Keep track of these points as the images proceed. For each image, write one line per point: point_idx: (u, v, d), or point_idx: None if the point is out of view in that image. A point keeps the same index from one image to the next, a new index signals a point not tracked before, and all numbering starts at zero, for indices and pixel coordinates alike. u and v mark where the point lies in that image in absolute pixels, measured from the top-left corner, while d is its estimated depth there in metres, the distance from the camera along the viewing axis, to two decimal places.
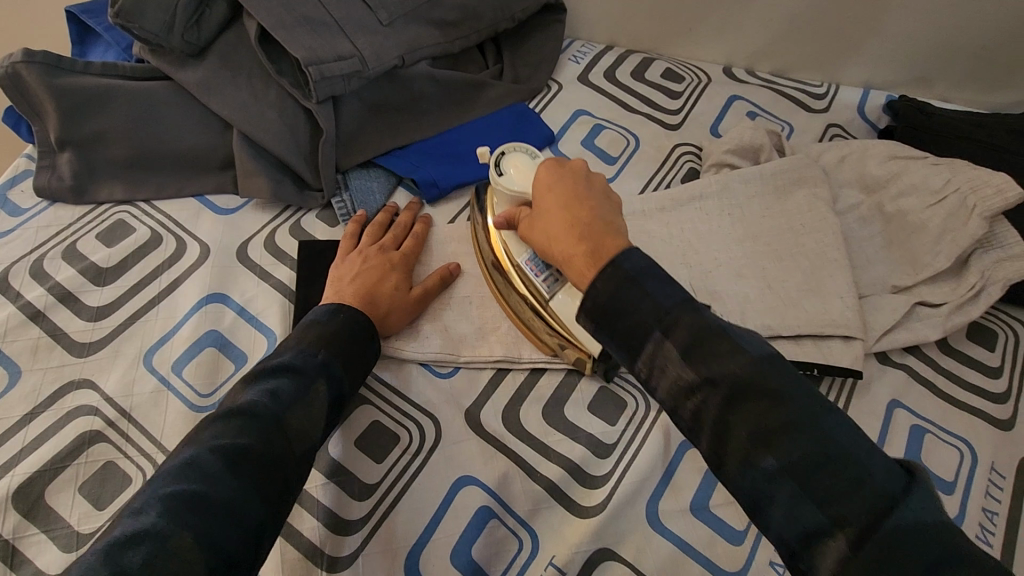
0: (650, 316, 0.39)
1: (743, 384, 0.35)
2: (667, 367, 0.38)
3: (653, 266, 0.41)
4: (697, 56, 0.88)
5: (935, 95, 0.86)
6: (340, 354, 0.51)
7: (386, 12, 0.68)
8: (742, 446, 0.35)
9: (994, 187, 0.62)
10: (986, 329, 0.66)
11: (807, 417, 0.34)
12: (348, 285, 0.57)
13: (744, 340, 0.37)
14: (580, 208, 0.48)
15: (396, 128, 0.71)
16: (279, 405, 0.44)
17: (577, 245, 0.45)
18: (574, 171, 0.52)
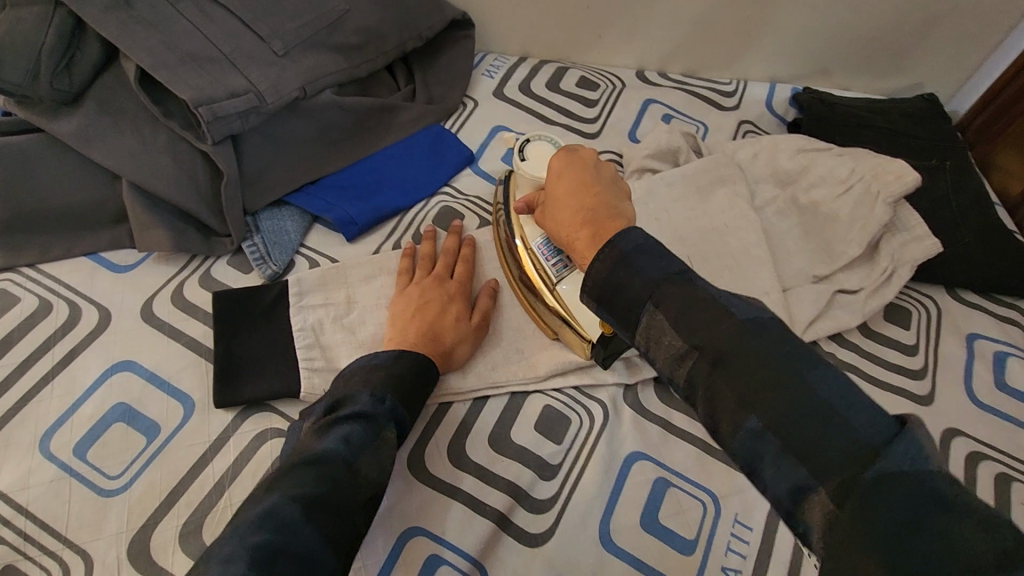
0: (642, 288, 0.39)
1: (688, 300, 0.37)
2: (660, 338, 0.38)
3: (653, 245, 0.41)
4: (610, 62, 0.88)
5: (835, 84, 0.90)
6: (407, 396, 0.51)
7: (281, 41, 0.64)
8: (705, 382, 0.36)
9: (893, 173, 0.66)
10: (901, 309, 0.69)
11: (777, 360, 0.34)
12: (411, 324, 0.56)
13: (730, 302, 0.37)
14: (589, 195, 0.48)
15: (305, 162, 0.67)
16: (352, 451, 0.45)
17: (579, 227, 0.47)
18: (582, 160, 0.52)
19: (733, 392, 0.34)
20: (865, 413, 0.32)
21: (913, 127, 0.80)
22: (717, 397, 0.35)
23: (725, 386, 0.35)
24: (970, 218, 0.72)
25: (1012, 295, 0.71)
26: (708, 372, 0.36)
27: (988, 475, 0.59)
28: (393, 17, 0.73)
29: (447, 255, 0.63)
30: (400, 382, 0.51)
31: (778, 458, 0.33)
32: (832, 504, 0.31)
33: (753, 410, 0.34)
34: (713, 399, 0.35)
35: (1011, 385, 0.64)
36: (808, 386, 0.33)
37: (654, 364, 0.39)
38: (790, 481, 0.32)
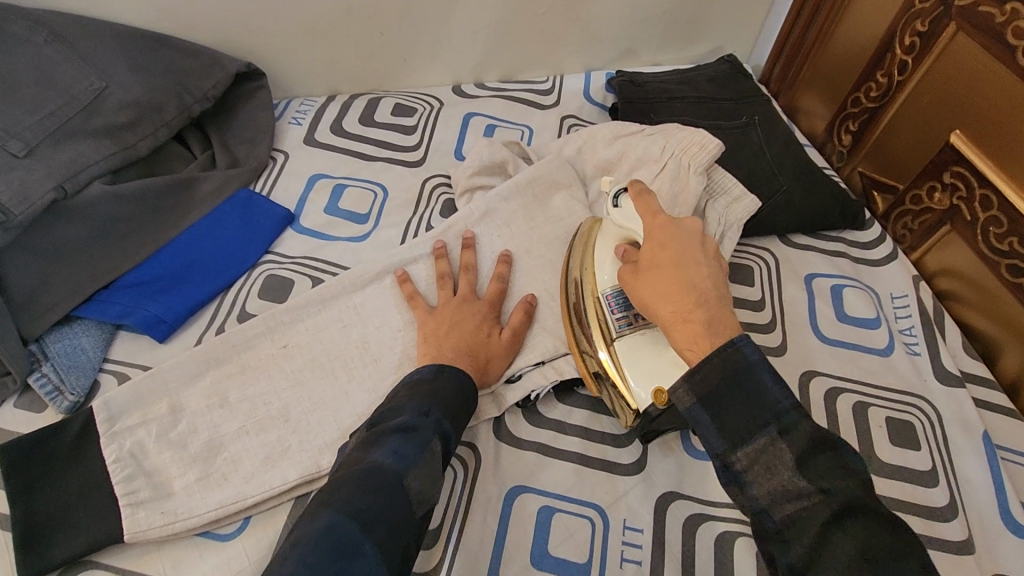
0: (762, 412, 0.41)
1: (815, 440, 0.39)
2: (774, 469, 0.40)
3: (769, 363, 0.42)
4: (424, 82, 0.86)
5: (645, 62, 0.93)
6: (448, 410, 0.49)
7: (20, 142, 0.57)
8: (821, 527, 0.37)
9: (698, 144, 0.68)
10: (743, 266, 0.72)
11: (895, 525, 0.36)
12: (448, 340, 0.56)
13: (848, 455, 0.39)
14: (695, 274, 0.46)
15: (89, 267, 0.59)
16: (404, 463, 0.43)
17: (693, 309, 0.44)
18: (692, 232, 0.49)
19: (847, 550, 0.35)
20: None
21: (720, 90, 0.84)
22: (831, 545, 0.36)
23: (844, 541, 0.35)
24: (784, 166, 0.76)
25: (835, 228, 0.75)
26: (828, 517, 0.37)
27: (847, 407, 0.61)
28: (164, 85, 0.67)
29: (466, 272, 0.63)
30: (442, 397, 0.50)
31: None
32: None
33: (867, 568, 0.34)
34: (816, 549, 0.36)
35: (850, 314, 0.68)
36: (920, 551, 0.34)
37: (748, 490, 0.41)
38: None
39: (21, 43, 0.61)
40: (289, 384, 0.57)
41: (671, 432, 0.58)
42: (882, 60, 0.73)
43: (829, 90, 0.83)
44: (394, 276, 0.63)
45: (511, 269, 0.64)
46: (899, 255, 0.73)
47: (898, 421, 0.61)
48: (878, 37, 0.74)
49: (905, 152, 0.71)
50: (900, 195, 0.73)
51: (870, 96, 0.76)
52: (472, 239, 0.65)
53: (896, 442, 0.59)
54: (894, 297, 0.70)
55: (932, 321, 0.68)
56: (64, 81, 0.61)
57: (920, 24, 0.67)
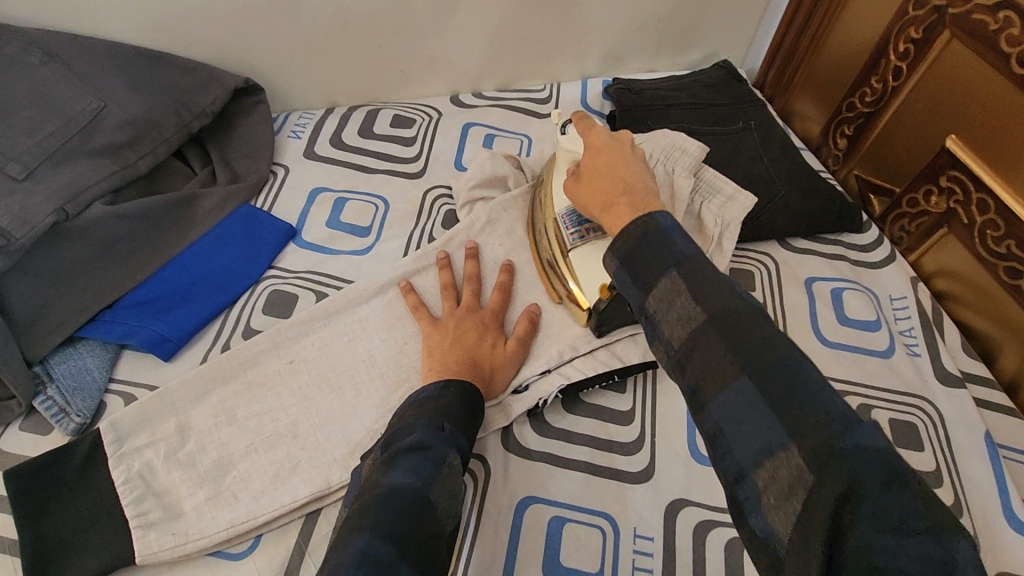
0: (669, 260, 0.39)
1: (711, 278, 0.37)
2: (674, 302, 0.37)
3: (681, 227, 0.41)
4: (422, 93, 0.86)
5: (641, 68, 0.93)
6: (458, 425, 0.49)
7: (20, 163, 0.56)
8: (707, 349, 0.35)
9: (680, 147, 0.68)
10: (744, 271, 0.72)
11: (773, 342, 0.33)
12: (452, 353, 0.56)
13: (743, 290, 0.36)
14: (625, 168, 0.50)
15: (92, 288, 0.59)
16: (423, 480, 0.42)
17: (621, 196, 0.48)
18: (625, 142, 0.54)
19: (731, 357, 0.34)
20: (829, 393, 0.31)
21: (716, 96, 0.84)
22: (719, 370, 0.34)
23: (729, 356, 0.34)
24: (782, 170, 0.77)
25: (833, 231, 0.76)
26: (716, 340, 0.35)
27: None
28: (162, 101, 0.67)
29: (470, 283, 0.63)
30: (450, 412, 0.50)
31: (762, 438, 0.32)
32: (805, 460, 0.29)
33: (751, 379, 0.33)
34: (706, 373, 0.35)
35: (850, 317, 0.69)
36: (796, 370, 0.32)
37: (657, 330, 0.38)
38: (761, 445, 0.32)
39: (18, 62, 0.61)
40: (297, 400, 0.57)
41: (678, 439, 0.58)
42: (876, 66, 0.75)
43: (823, 95, 0.84)
44: (398, 288, 0.63)
45: (512, 279, 0.64)
46: (897, 256, 0.74)
47: (901, 422, 0.61)
48: (871, 43, 0.75)
49: (901, 156, 0.72)
50: (897, 199, 0.74)
51: (864, 101, 0.77)
52: (475, 249, 0.65)
53: (900, 444, 0.60)
54: (893, 298, 0.71)
55: (932, 323, 0.69)
56: (62, 99, 0.61)
57: (913, 31, 0.68)
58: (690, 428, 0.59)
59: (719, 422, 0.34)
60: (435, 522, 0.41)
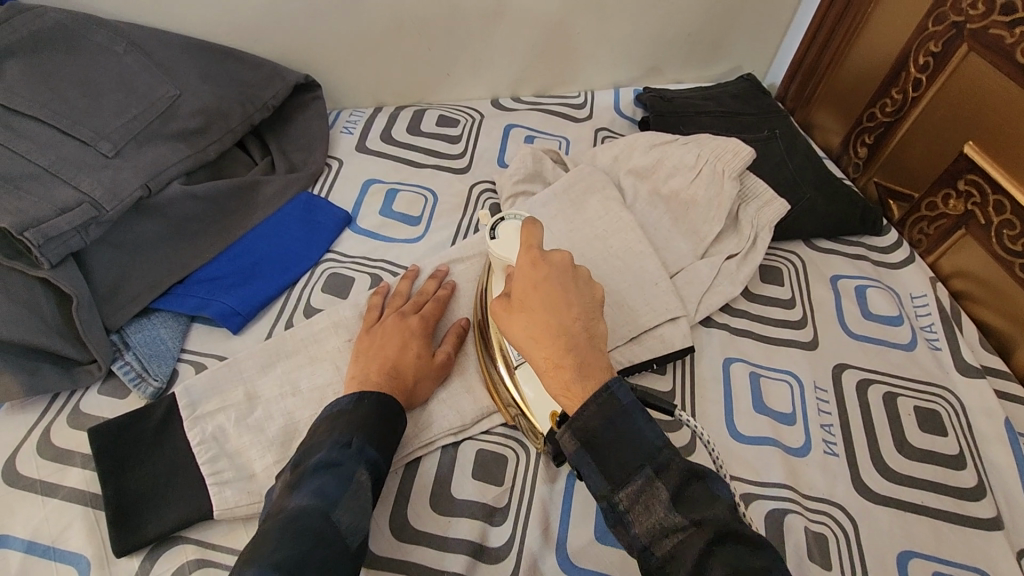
0: (641, 455, 0.43)
1: (687, 475, 0.42)
2: (651, 505, 0.42)
3: (641, 408, 0.45)
4: (464, 95, 0.91)
5: (670, 79, 0.98)
6: (373, 437, 0.48)
7: (109, 142, 0.60)
8: (697, 555, 0.38)
9: (731, 151, 0.73)
10: (773, 268, 0.76)
11: (755, 542, 0.38)
12: (374, 361, 0.55)
13: (712, 483, 0.42)
14: (566, 313, 0.47)
15: (168, 262, 0.63)
16: (329, 502, 0.42)
17: (565, 356, 0.45)
18: (562, 270, 0.49)
19: (723, 566, 0.37)
20: None
21: (743, 105, 0.89)
22: (707, 569, 0.38)
23: (720, 564, 0.38)
24: (807, 176, 0.81)
25: (855, 233, 0.80)
26: (703, 547, 0.39)
27: (877, 397, 0.66)
28: (231, 94, 0.71)
29: (420, 296, 0.63)
30: (364, 425, 0.48)
31: None
32: None
33: None
34: None
35: (874, 312, 0.73)
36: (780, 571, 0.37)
37: (631, 529, 0.42)
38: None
39: (104, 51, 0.64)
40: None
41: (716, 421, 0.62)
42: (896, 79, 0.80)
43: (843, 107, 0.89)
44: (405, 274, 0.66)
45: (452, 298, 0.65)
46: (916, 258, 0.78)
47: (925, 409, 0.65)
48: (892, 59, 0.80)
49: (920, 162, 0.77)
50: (916, 202, 0.79)
51: (885, 111, 0.82)
52: (444, 270, 0.66)
53: (926, 429, 0.63)
54: (914, 296, 0.75)
55: (951, 320, 0.72)
56: (143, 87, 0.65)
57: (933, 46, 0.74)
58: (728, 408, 0.63)
59: None
60: (341, 538, 0.42)
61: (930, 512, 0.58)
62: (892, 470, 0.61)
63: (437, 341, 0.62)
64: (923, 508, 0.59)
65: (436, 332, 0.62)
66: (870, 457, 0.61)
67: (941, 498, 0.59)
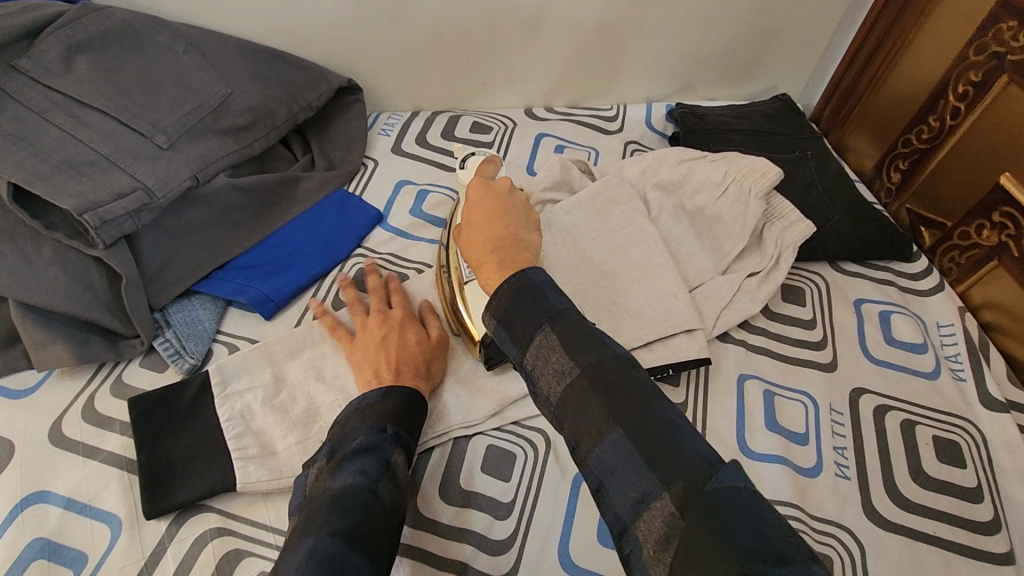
0: (540, 317, 0.44)
1: (584, 334, 0.43)
2: (550, 358, 0.43)
3: (552, 284, 0.47)
4: (499, 104, 0.93)
5: (703, 96, 0.99)
6: (404, 424, 0.51)
7: (165, 134, 0.65)
8: (583, 396, 0.40)
9: (759, 170, 0.74)
10: (795, 288, 0.76)
11: (638, 387, 0.40)
12: (381, 358, 0.56)
13: (610, 341, 0.43)
14: (499, 225, 0.53)
15: (211, 248, 0.67)
16: (372, 479, 0.45)
17: (488, 254, 0.51)
18: (498, 193, 0.56)
19: (606, 409, 0.39)
20: (698, 446, 0.37)
21: (777, 125, 0.89)
22: (591, 408, 0.40)
23: (602, 405, 0.39)
24: (835, 198, 0.81)
25: (883, 258, 0.79)
26: (586, 390, 0.40)
27: (894, 424, 0.65)
28: (278, 95, 0.75)
29: (377, 292, 0.64)
30: (394, 412, 0.51)
31: (632, 471, 0.37)
32: (676, 509, 0.34)
33: (620, 424, 0.38)
34: (581, 419, 0.40)
35: (898, 338, 0.72)
36: (662, 417, 0.38)
37: (538, 389, 0.44)
38: (636, 494, 0.37)
39: (165, 50, 0.69)
40: None
41: (727, 434, 0.63)
42: (934, 106, 0.79)
43: (880, 131, 0.88)
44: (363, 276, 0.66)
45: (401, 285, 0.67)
46: (945, 286, 0.77)
47: (944, 439, 0.64)
48: (931, 85, 0.80)
49: (956, 192, 0.76)
50: (948, 231, 0.78)
51: (921, 138, 0.81)
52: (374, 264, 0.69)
53: (943, 459, 0.63)
54: (940, 325, 0.74)
55: (978, 352, 0.71)
56: (198, 85, 0.69)
57: (973, 75, 0.73)
58: (739, 423, 0.64)
59: (597, 463, 0.38)
60: (388, 513, 0.44)
61: (941, 543, 0.57)
62: (905, 498, 0.60)
63: None
64: (935, 538, 0.58)
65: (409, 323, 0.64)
66: (883, 483, 0.61)
67: (954, 530, 0.58)
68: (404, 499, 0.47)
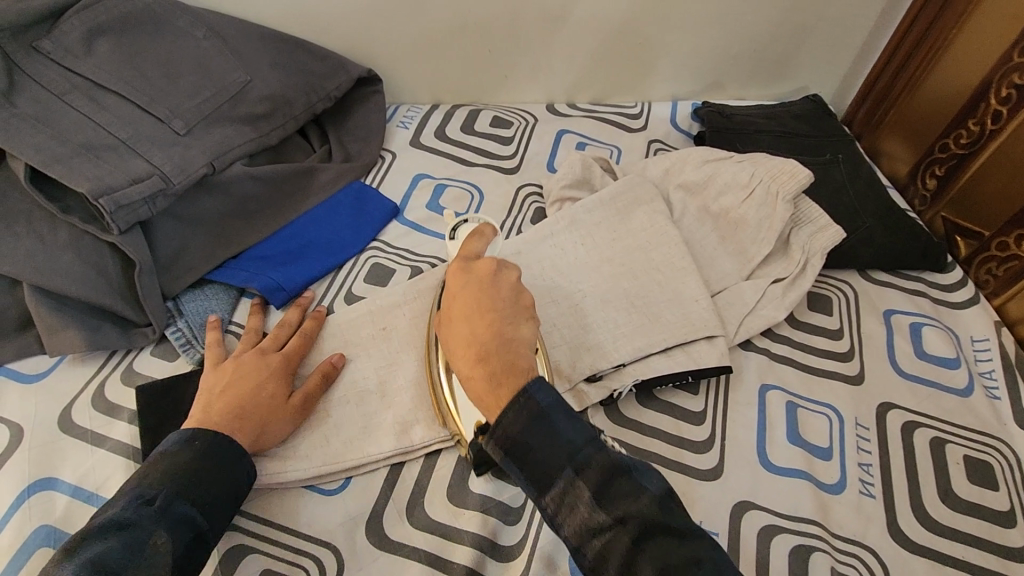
0: (561, 456, 0.43)
1: (608, 471, 0.43)
2: (575, 506, 0.42)
3: (562, 407, 0.45)
4: (520, 98, 0.91)
5: (731, 95, 0.96)
6: (185, 493, 0.45)
7: (182, 121, 0.64)
8: (625, 555, 0.40)
9: (788, 172, 0.71)
10: (822, 296, 0.74)
11: (681, 531, 0.41)
12: (219, 401, 0.51)
13: (642, 476, 0.43)
14: (484, 323, 0.49)
15: (225, 236, 0.66)
16: (108, 569, 0.38)
17: (477, 365, 0.48)
18: (481, 278, 0.52)
19: (653, 564, 0.39)
20: None
21: (807, 127, 0.87)
22: (638, 567, 0.39)
23: (650, 559, 0.39)
24: (866, 204, 0.78)
25: (916, 268, 0.76)
26: (630, 544, 0.40)
27: (923, 442, 0.62)
28: (296, 84, 0.74)
29: (280, 328, 0.60)
30: (178, 476, 0.45)
31: None
32: None
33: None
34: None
35: (929, 352, 0.69)
36: (713, 557, 0.40)
37: (561, 531, 0.43)
38: None
39: (186, 35, 0.69)
40: (386, 359, 0.60)
41: (746, 446, 0.61)
42: (974, 110, 0.76)
43: (915, 135, 0.85)
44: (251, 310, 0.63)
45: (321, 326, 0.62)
46: (980, 299, 0.74)
47: (977, 460, 0.61)
48: (971, 88, 0.76)
49: (996, 200, 0.73)
50: (986, 241, 0.75)
51: (959, 143, 0.78)
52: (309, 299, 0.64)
53: (975, 480, 0.60)
54: (974, 340, 0.71)
55: (1014, 367, 0.68)
56: (217, 71, 0.68)
57: (1016, 77, 0.70)
58: (760, 435, 0.61)
59: None
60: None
61: (970, 568, 0.55)
62: (933, 519, 0.57)
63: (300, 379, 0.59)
64: (964, 564, 0.55)
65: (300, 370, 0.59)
66: (910, 503, 0.58)
67: (984, 555, 0.56)
68: None
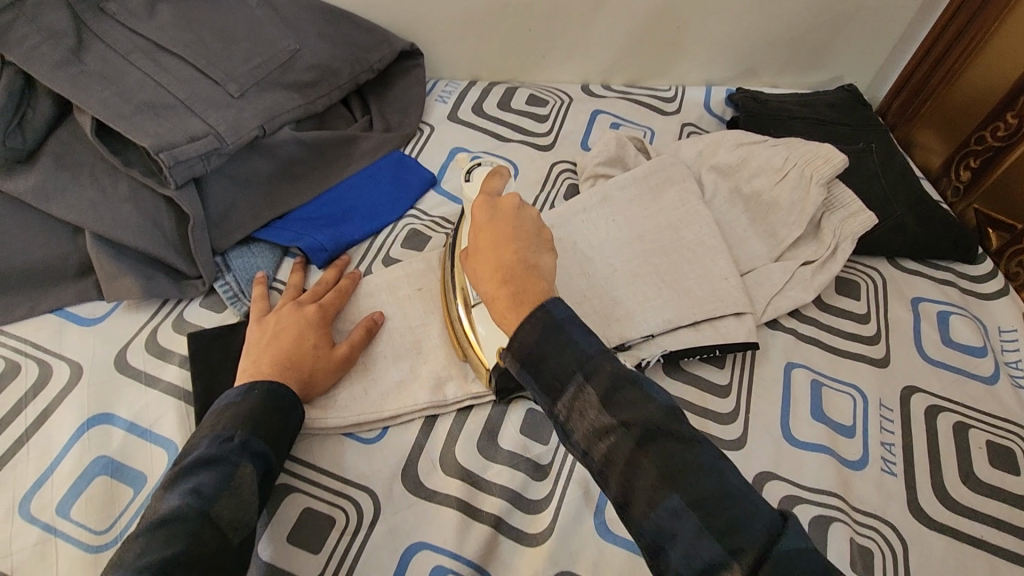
0: (572, 362, 0.41)
1: (619, 380, 0.40)
2: (585, 411, 0.40)
3: (577, 321, 0.43)
4: (556, 79, 0.93)
5: (765, 82, 0.97)
6: (261, 430, 0.48)
7: (235, 84, 0.66)
8: (626, 459, 0.38)
9: (823, 157, 0.72)
10: (850, 281, 0.74)
11: (688, 442, 0.38)
12: (266, 353, 0.54)
13: (649, 386, 0.41)
14: (507, 250, 0.47)
15: (272, 198, 0.69)
16: (205, 500, 0.42)
17: (498, 286, 0.46)
18: (506, 210, 0.50)
19: (656, 467, 0.37)
20: (757, 505, 0.37)
21: (841, 115, 0.87)
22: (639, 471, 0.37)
23: (654, 463, 0.37)
24: (898, 193, 0.78)
25: (946, 258, 0.77)
26: (633, 448, 0.38)
27: (946, 425, 0.63)
28: (342, 54, 0.76)
29: (319, 285, 0.63)
30: (251, 417, 0.48)
31: (690, 536, 0.36)
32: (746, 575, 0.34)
33: (675, 487, 0.37)
34: (631, 482, 0.38)
35: (955, 339, 0.69)
36: (725, 480, 0.37)
37: (572, 437, 0.41)
38: (701, 560, 0.35)
39: (240, 3, 0.71)
40: (422, 318, 0.63)
41: (770, 420, 0.62)
42: (1013, 103, 0.76)
43: (949, 128, 0.85)
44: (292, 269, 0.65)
45: (356, 286, 0.64)
46: (1010, 291, 0.74)
47: (1000, 446, 0.62)
48: (1011, 82, 0.77)
49: None
50: (1018, 234, 0.75)
51: (996, 136, 0.78)
52: (346, 260, 0.66)
53: (997, 464, 0.61)
54: (1002, 330, 0.71)
55: None
56: (269, 38, 0.71)
57: None
58: (784, 410, 0.63)
59: (649, 527, 0.37)
60: (220, 534, 0.42)
61: (988, 547, 0.56)
62: (954, 499, 0.58)
63: (339, 333, 0.61)
64: (983, 543, 0.56)
65: (337, 326, 0.61)
66: (931, 483, 0.59)
67: (1003, 536, 0.57)
68: (248, 514, 0.44)
